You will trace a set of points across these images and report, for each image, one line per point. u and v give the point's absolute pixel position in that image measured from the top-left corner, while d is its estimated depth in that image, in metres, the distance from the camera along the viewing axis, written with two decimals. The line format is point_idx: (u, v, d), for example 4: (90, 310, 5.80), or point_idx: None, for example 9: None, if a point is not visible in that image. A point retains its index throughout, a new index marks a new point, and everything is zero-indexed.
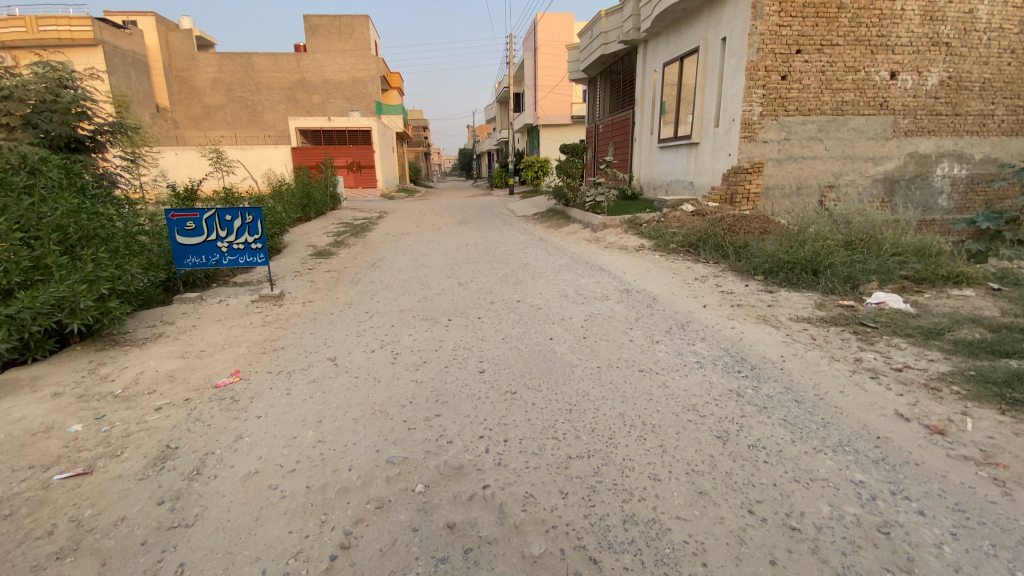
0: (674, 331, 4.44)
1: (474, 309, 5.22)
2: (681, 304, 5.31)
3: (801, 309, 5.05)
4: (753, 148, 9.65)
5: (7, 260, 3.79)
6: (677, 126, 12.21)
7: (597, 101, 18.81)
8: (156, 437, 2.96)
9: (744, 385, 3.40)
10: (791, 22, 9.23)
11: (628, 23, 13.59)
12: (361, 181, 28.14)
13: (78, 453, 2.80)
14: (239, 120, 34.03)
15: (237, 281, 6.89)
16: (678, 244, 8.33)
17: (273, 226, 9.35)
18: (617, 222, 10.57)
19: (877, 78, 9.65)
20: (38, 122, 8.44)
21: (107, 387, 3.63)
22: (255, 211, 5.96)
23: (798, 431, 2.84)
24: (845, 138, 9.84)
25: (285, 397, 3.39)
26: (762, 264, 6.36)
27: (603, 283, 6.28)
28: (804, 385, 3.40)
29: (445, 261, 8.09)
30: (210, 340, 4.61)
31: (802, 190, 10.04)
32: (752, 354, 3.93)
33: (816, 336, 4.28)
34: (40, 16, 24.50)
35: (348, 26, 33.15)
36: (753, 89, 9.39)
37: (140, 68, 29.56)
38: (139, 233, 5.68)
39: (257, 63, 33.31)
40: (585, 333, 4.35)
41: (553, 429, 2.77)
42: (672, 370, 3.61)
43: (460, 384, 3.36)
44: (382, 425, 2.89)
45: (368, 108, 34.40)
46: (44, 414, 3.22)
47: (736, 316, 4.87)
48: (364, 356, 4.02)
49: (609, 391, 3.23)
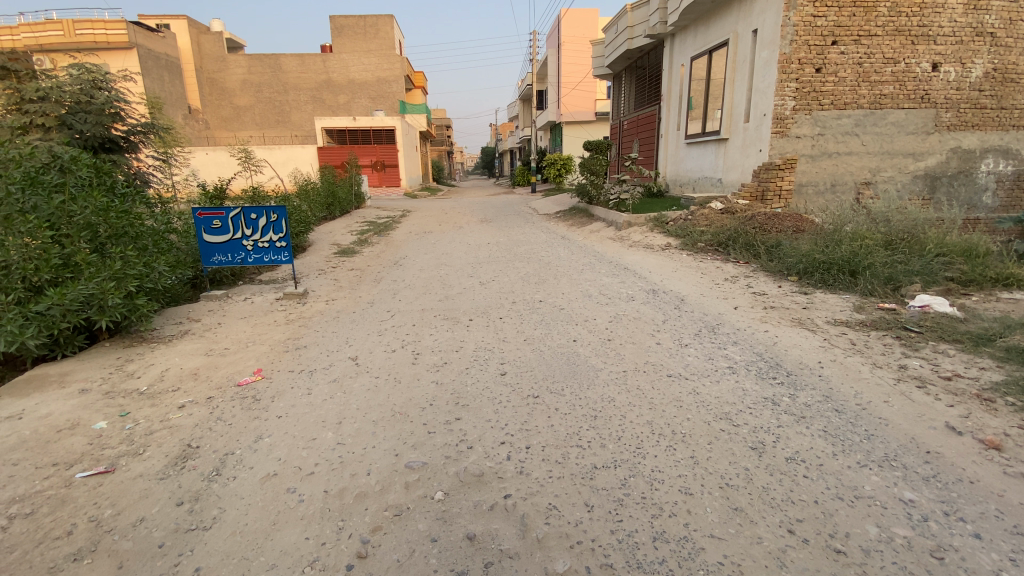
0: (703, 334, 4.27)
1: (496, 309, 5.14)
2: (710, 306, 5.12)
3: (838, 311, 4.82)
4: (786, 144, 9.32)
5: (38, 257, 3.88)
6: (705, 122, 11.90)
7: (622, 97, 18.51)
8: (177, 436, 2.97)
9: (779, 392, 3.23)
10: (826, 13, 8.87)
11: (655, 17, 13.33)
12: (385, 180, 28.40)
13: (102, 451, 2.83)
14: (267, 120, 34.73)
15: (263, 279, 6.96)
16: (707, 242, 8.10)
17: (299, 225, 9.46)
18: (642, 220, 10.35)
19: (918, 70, 9.20)
20: (73, 123, 8.68)
21: (132, 384, 3.68)
22: (279, 210, 5.99)
23: (839, 444, 2.67)
24: (883, 132, 9.41)
25: (306, 397, 3.36)
26: (796, 264, 6.11)
27: (628, 283, 6.13)
28: (844, 394, 3.21)
29: (467, 260, 8.04)
30: (234, 338, 4.64)
31: (837, 187, 9.65)
32: (788, 359, 3.74)
33: (856, 341, 4.06)
34: (77, 21, 25.36)
35: (373, 26, 33.52)
36: (785, 82, 9.06)
37: (174, 70, 30.42)
38: (168, 232, 5.78)
39: (285, 64, 33.94)
40: (610, 335, 4.22)
41: (577, 437, 2.66)
42: (702, 375, 3.46)
43: (482, 387, 3.27)
44: (401, 428, 2.83)
45: (392, 107, 34.68)
46: (71, 411, 3.27)
47: (769, 319, 4.67)
48: (385, 356, 3.97)
49: (636, 397, 3.10)
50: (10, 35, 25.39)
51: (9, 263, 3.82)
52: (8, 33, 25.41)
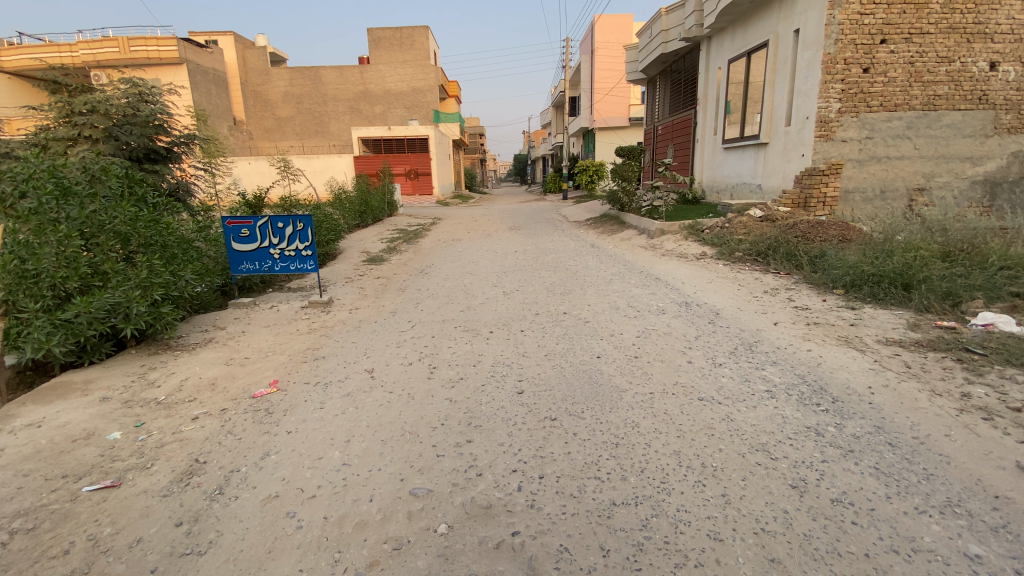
0: (739, 352, 3.98)
1: (518, 321, 4.97)
2: (748, 321, 4.80)
3: (890, 329, 4.42)
4: (831, 148, 8.82)
5: (67, 265, 3.97)
6: (743, 126, 11.46)
7: (656, 102, 18.16)
8: (187, 450, 2.91)
9: (824, 421, 2.93)
10: (874, 10, 8.38)
11: (691, 19, 13.00)
12: (418, 188, 28.76)
13: (111, 464, 2.80)
14: (307, 131, 35.83)
15: (291, 287, 7.01)
16: (745, 252, 7.71)
17: (330, 233, 9.57)
18: (675, 228, 10.00)
19: (975, 70, 8.56)
20: (120, 135, 9.06)
21: (151, 393, 3.68)
22: (305, 219, 6.01)
23: (893, 485, 2.37)
24: (938, 135, 8.79)
25: (318, 412, 3.26)
26: (842, 277, 5.70)
27: (659, 295, 5.85)
28: (899, 426, 2.88)
29: (493, 269, 7.92)
30: (255, 347, 4.62)
31: (887, 194, 9.05)
32: (834, 383, 3.42)
33: (911, 363, 3.68)
34: (132, 38, 26.78)
35: (408, 37, 34.22)
36: (830, 84, 8.59)
37: (220, 84, 31.77)
38: (198, 240, 5.88)
39: (324, 76, 34.99)
40: (638, 352, 3.99)
41: (596, 467, 2.45)
42: (737, 399, 3.18)
43: (497, 406, 3.11)
44: (410, 449, 2.69)
45: (426, 116, 35.24)
46: (89, 420, 3.27)
47: (812, 336, 4.32)
48: (401, 370, 3.85)
49: (662, 423, 2.86)
50: (70, 52, 27.01)
51: (39, 272, 3.91)
52: (68, 50, 26.98)
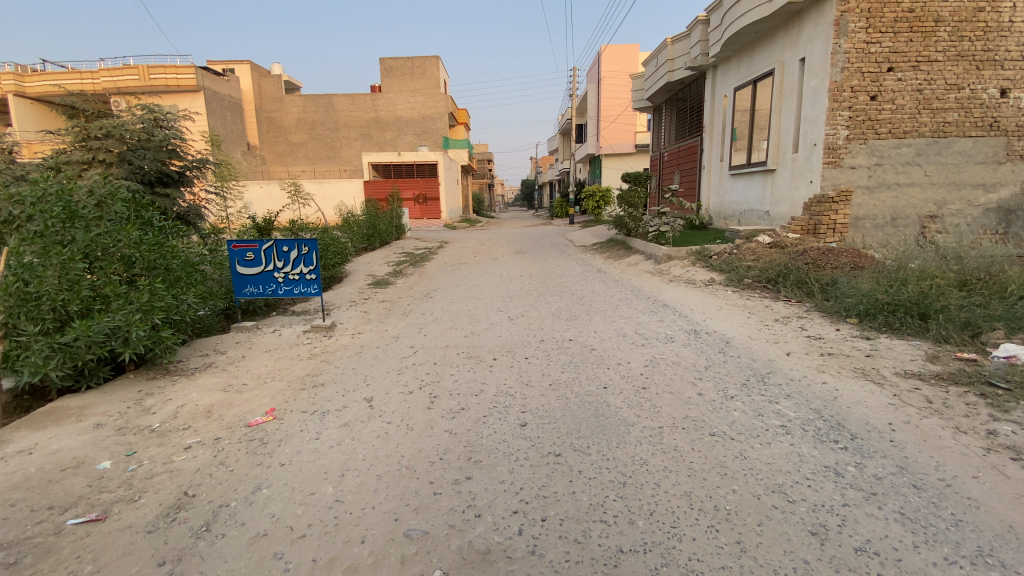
0: (751, 384, 3.84)
1: (523, 347, 4.87)
2: (759, 350, 4.66)
3: (907, 361, 4.27)
4: (839, 175, 8.77)
5: (69, 288, 3.95)
6: (750, 152, 11.48)
7: (662, 128, 18.32)
8: (177, 481, 2.81)
9: (843, 460, 2.78)
10: (880, 39, 8.44)
11: (696, 49, 13.22)
12: (427, 213, 28.99)
13: (98, 496, 2.70)
14: (319, 156, 36.51)
15: (295, 311, 6.96)
16: (754, 279, 7.58)
17: (336, 256, 9.57)
18: (682, 253, 9.91)
19: (985, 96, 8.54)
20: (133, 159, 9.22)
21: (146, 420, 3.58)
22: (310, 242, 5.99)
23: (922, 532, 2.21)
24: (949, 162, 8.72)
25: (313, 443, 3.15)
26: (855, 306, 5.57)
27: (667, 322, 5.74)
28: (924, 466, 2.72)
29: (499, 293, 7.85)
30: (255, 373, 4.54)
31: (898, 221, 8.94)
32: (852, 419, 3.27)
33: (933, 399, 3.51)
34: (152, 66, 27.69)
35: (419, 67, 35.14)
36: (837, 111, 8.60)
37: (235, 110, 32.57)
38: (203, 264, 5.87)
39: (337, 103, 35.82)
40: (645, 383, 3.85)
41: (601, 508, 2.31)
42: (751, 435, 3.04)
43: (498, 440, 2.98)
44: (406, 486, 2.57)
45: (436, 142, 35.87)
46: (80, 448, 3.18)
47: (827, 368, 4.17)
48: (401, 399, 3.73)
49: (672, 460, 2.72)
50: (91, 79, 27.87)
51: (41, 294, 3.89)
52: (90, 77, 27.84)
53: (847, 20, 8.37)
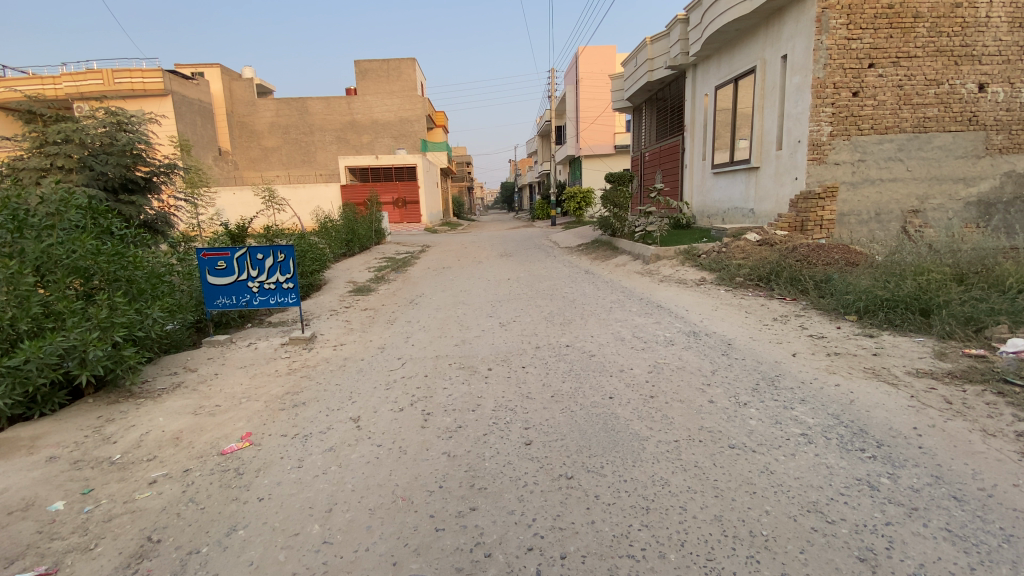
0: (762, 389, 3.65)
1: (518, 355, 4.60)
2: (764, 352, 4.47)
3: (916, 359, 4.14)
4: (824, 171, 8.74)
5: (16, 305, 3.54)
6: (733, 150, 11.43)
7: (643, 128, 18.28)
8: (139, 525, 2.45)
9: (875, 471, 2.59)
10: (861, 35, 8.46)
11: (676, 48, 13.19)
12: (406, 217, 28.49)
13: (48, 544, 2.32)
14: (294, 161, 35.67)
15: (272, 322, 6.57)
16: (746, 277, 7.45)
17: (314, 263, 9.17)
18: (670, 253, 9.78)
19: (963, 91, 8.63)
20: (94, 164, 8.67)
21: (106, 451, 3.20)
22: (287, 249, 5.62)
23: (976, 552, 2.01)
24: (930, 156, 8.77)
25: (295, 472, 2.83)
26: (854, 302, 5.46)
27: (664, 324, 5.54)
28: (960, 475, 2.54)
29: (486, 298, 7.57)
30: (228, 392, 4.17)
31: (882, 216, 8.96)
32: (873, 424, 3.09)
33: (951, 399, 3.36)
34: (116, 70, 26.71)
35: (395, 69, 34.59)
36: (820, 107, 8.58)
37: (206, 115, 31.61)
38: (170, 275, 5.45)
39: (311, 106, 35.08)
40: (653, 391, 3.62)
41: (627, 540, 2.07)
42: (773, 446, 2.83)
43: (502, 462, 2.71)
44: (403, 521, 2.29)
45: (414, 145, 35.41)
46: (28, 485, 2.79)
47: (837, 369, 4.00)
48: (391, 418, 3.43)
49: (695, 479, 2.49)
50: (53, 84, 26.75)
51: None
52: (50, 82, 26.70)
53: (828, 16, 8.34)
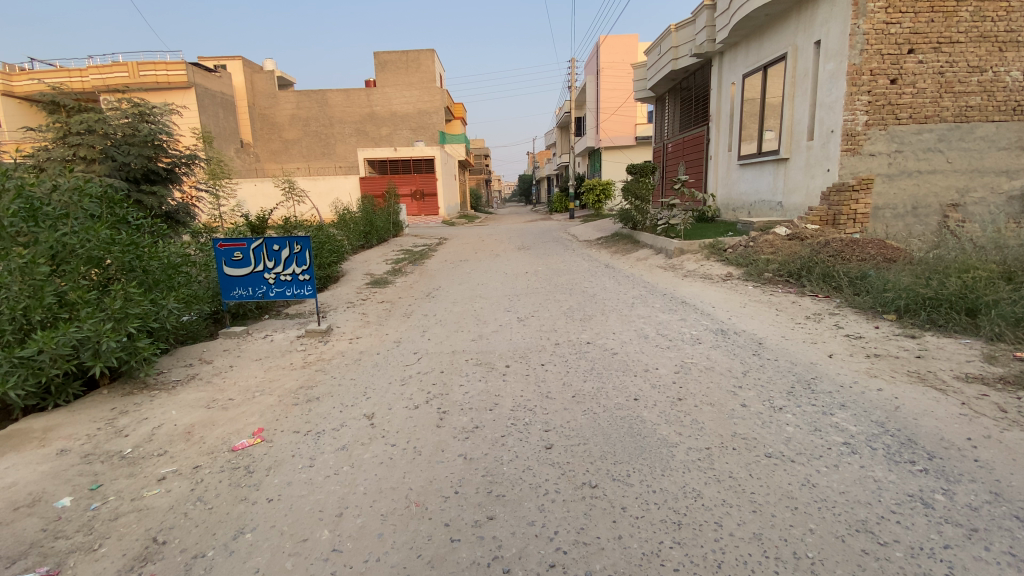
0: (798, 392, 3.43)
1: (537, 352, 4.45)
2: (798, 352, 4.24)
3: (964, 363, 3.86)
4: (858, 163, 8.34)
5: (30, 294, 3.49)
6: (761, 141, 11.02)
7: (665, 119, 17.84)
8: (145, 525, 2.37)
9: (927, 487, 2.37)
10: (900, 19, 8.01)
11: (702, 35, 12.76)
12: (424, 209, 28.62)
13: (53, 543, 2.25)
14: (314, 153, 35.90)
15: (289, 314, 6.52)
16: (775, 273, 7.15)
17: (332, 254, 9.11)
18: (695, 247, 9.48)
19: (1008, 79, 8.15)
20: (117, 155, 8.73)
21: (117, 445, 3.14)
22: (303, 240, 5.54)
23: None
24: (972, 148, 8.31)
25: (306, 472, 2.72)
26: (893, 301, 5.16)
27: (690, 321, 5.32)
28: (1022, 492, 2.30)
29: (504, 292, 7.42)
30: (242, 385, 4.10)
31: (919, 210, 8.52)
32: (922, 434, 2.85)
33: (1006, 407, 3.10)
34: (141, 63, 27.11)
35: (415, 61, 34.76)
36: (855, 96, 8.17)
37: (227, 108, 31.93)
38: (187, 265, 5.41)
39: (331, 99, 35.22)
40: (680, 393, 3.43)
41: (658, 559, 1.90)
42: (813, 456, 2.63)
43: (521, 467, 2.56)
44: (416, 529, 2.16)
45: (432, 137, 35.40)
46: (37, 480, 2.73)
47: (878, 372, 3.75)
48: (405, 416, 3.30)
49: (731, 492, 2.30)
50: (80, 77, 27.37)
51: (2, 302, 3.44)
52: (79, 75, 27.26)
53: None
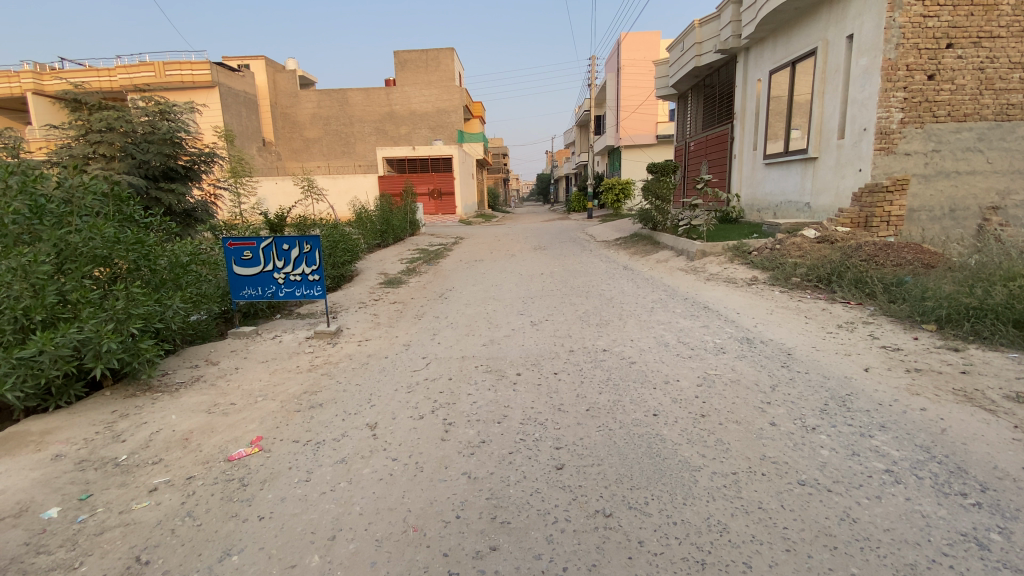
0: (832, 410, 3.16)
1: (550, 360, 4.25)
2: (830, 365, 3.95)
3: (1013, 380, 3.55)
4: (893, 162, 7.92)
5: (30, 294, 3.42)
6: (787, 140, 10.60)
7: (688, 117, 17.42)
8: (130, 541, 2.23)
9: (983, 524, 2.10)
10: (939, 12, 7.58)
11: (727, 31, 12.33)
12: (441, 208, 28.65)
13: (34, 559, 2.13)
14: (334, 151, 36.18)
15: (300, 314, 6.43)
16: (803, 277, 6.82)
17: (347, 253, 9.03)
18: (718, 249, 9.14)
19: None
20: (135, 153, 8.76)
21: (113, 451, 3.04)
22: (312, 239, 5.43)
23: None
24: (1013, 147, 7.86)
25: (301, 487, 2.57)
26: (933, 310, 4.81)
27: (713, 328, 5.04)
28: None
29: (519, 293, 7.22)
30: (246, 389, 3.98)
31: (957, 213, 8.06)
32: (974, 461, 2.57)
33: None
34: (167, 63, 27.64)
35: (434, 59, 34.69)
36: (890, 92, 7.74)
37: (250, 106, 32.38)
38: (196, 264, 5.33)
39: (351, 98, 35.46)
40: (703, 409, 3.19)
41: None
42: (852, 485, 2.37)
43: (528, 490, 2.37)
44: (412, 559, 1.98)
45: (451, 136, 35.38)
46: (26, 487, 2.62)
47: (919, 389, 3.46)
48: (409, 427, 3.13)
49: (761, 526, 2.07)
50: (108, 77, 28.01)
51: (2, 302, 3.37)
52: (108, 75, 27.92)
53: None
